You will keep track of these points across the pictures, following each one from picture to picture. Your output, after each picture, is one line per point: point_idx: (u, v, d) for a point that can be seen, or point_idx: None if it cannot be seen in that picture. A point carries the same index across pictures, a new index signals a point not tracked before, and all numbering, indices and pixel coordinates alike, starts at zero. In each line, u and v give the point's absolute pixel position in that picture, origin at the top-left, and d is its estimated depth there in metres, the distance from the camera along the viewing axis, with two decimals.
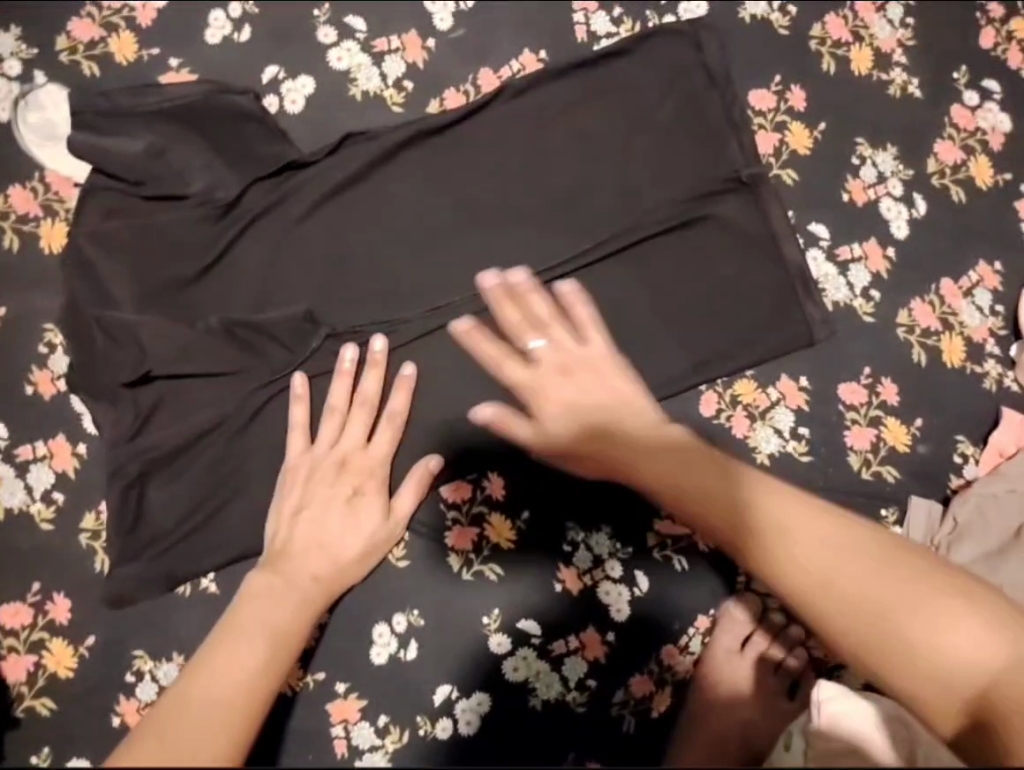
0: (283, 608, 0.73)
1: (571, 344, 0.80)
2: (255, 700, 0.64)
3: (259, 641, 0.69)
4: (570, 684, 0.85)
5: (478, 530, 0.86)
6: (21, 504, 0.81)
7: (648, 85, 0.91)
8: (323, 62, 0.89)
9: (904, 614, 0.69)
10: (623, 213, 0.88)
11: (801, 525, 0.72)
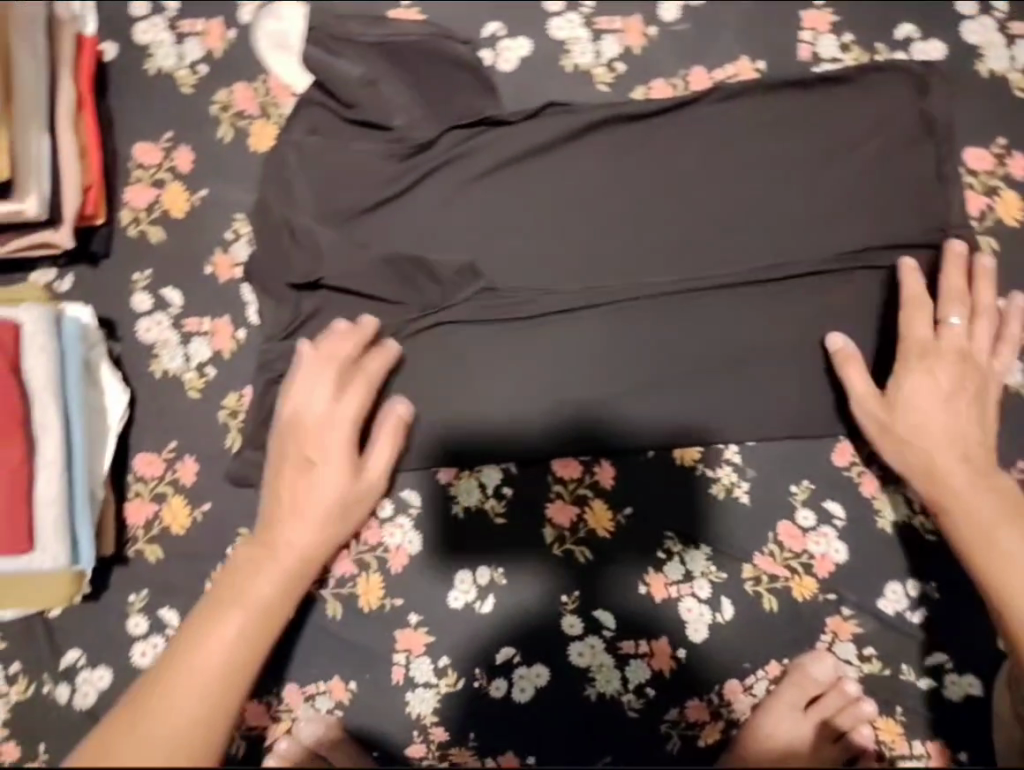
0: (278, 580, 0.78)
1: (923, 307, 0.83)
2: (239, 668, 0.74)
3: (252, 613, 0.76)
4: (629, 686, 0.85)
5: (578, 511, 0.87)
6: (177, 369, 0.88)
7: (864, 118, 0.87)
8: (543, 29, 0.91)
9: (1016, 545, 0.77)
10: (806, 237, 0.86)
11: (950, 441, 0.81)
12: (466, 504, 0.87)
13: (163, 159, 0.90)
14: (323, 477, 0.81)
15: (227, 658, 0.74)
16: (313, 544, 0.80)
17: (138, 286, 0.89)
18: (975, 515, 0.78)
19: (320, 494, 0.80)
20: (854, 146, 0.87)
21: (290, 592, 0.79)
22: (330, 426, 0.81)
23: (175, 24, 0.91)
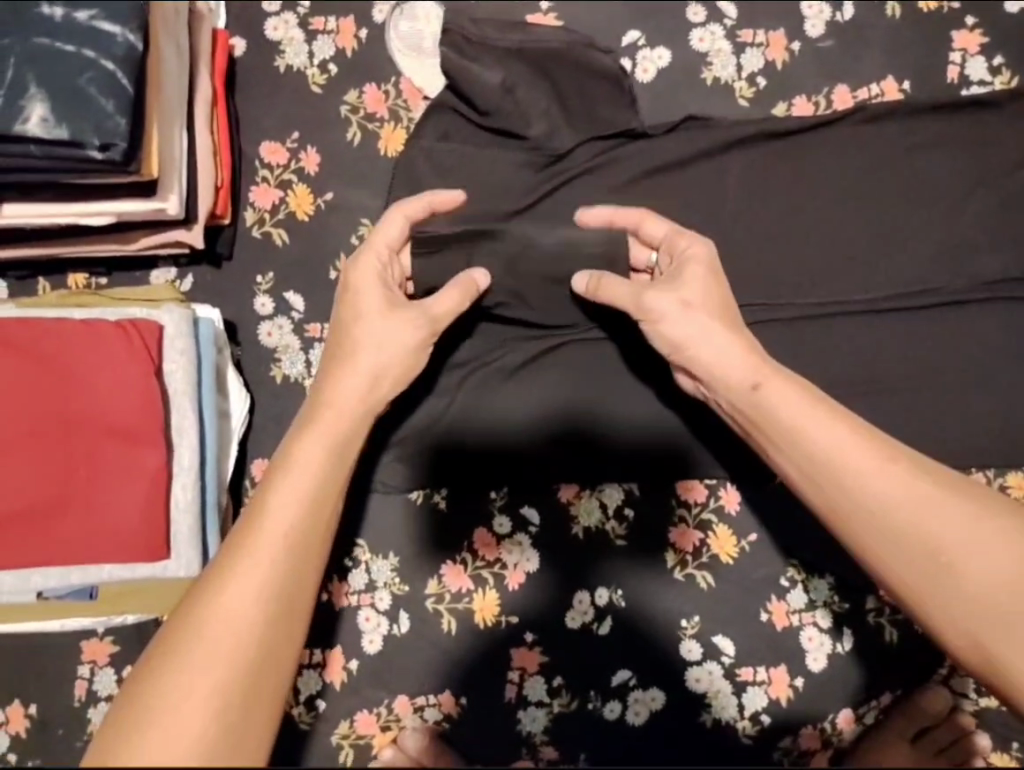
0: (308, 498, 0.60)
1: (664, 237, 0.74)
2: (250, 661, 0.52)
3: (286, 526, 0.57)
4: (744, 713, 0.84)
5: (701, 536, 0.85)
6: (297, 375, 0.87)
7: (1014, 144, 0.85)
8: (685, 40, 0.88)
9: (991, 562, 0.59)
10: (946, 266, 0.84)
11: (885, 485, 0.61)
12: (586, 524, 0.86)
13: (289, 160, 0.88)
14: (345, 383, 0.66)
15: (260, 621, 0.53)
16: (341, 440, 0.63)
17: (260, 290, 0.87)
18: (863, 501, 0.61)
19: (354, 390, 0.66)
20: (1001, 172, 0.84)
21: (329, 480, 0.61)
22: (372, 320, 0.68)
23: (306, 21, 0.90)
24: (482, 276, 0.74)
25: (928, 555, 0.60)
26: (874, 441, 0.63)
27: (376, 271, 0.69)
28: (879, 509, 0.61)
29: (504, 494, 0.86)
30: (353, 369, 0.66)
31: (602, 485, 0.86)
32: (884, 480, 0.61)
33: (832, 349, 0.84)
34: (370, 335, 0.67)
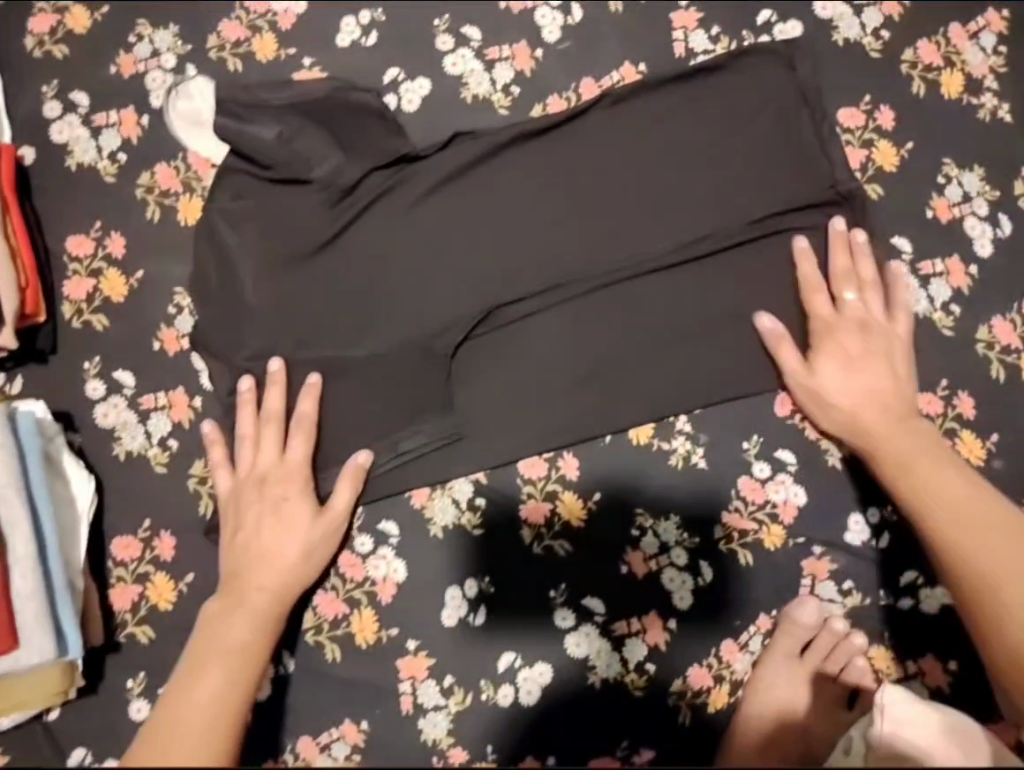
0: (248, 619, 0.80)
1: (817, 288, 0.89)
2: (223, 721, 0.73)
3: (226, 672, 0.76)
4: (629, 666, 0.88)
5: (550, 507, 0.89)
6: (139, 447, 0.90)
7: (743, 97, 0.94)
8: (439, 67, 0.97)
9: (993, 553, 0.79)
10: (711, 215, 0.92)
11: (891, 434, 0.85)
12: (443, 522, 0.89)
13: (96, 249, 0.93)
14: (281, 548, 0.83)
15: (220, 700, 0.74)
16: (289, 573, 0.83)
17: (89, 375, 0.91)
18: (969, 510, 0.81)
19: (284, 546, 0.83)
20: (738, 124, 0.94)
21: (275, 601, 0.81)
22: (292, 482, 0.85)
23: (89, 119, 0.95)
24: (279, 365, 0.88)
25: (972, 528, 0.80)
26: (897, 395, 0.86)
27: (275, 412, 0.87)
28: (965, 512, 0.81)
29: (361, 515, 0.89)
30: (294, 530, 0.84)
31: (449, 481, 0.90)
32: (952, 480, 0.82)
33: (627, 313, 0.91)
34: (296, 493, 0.85)
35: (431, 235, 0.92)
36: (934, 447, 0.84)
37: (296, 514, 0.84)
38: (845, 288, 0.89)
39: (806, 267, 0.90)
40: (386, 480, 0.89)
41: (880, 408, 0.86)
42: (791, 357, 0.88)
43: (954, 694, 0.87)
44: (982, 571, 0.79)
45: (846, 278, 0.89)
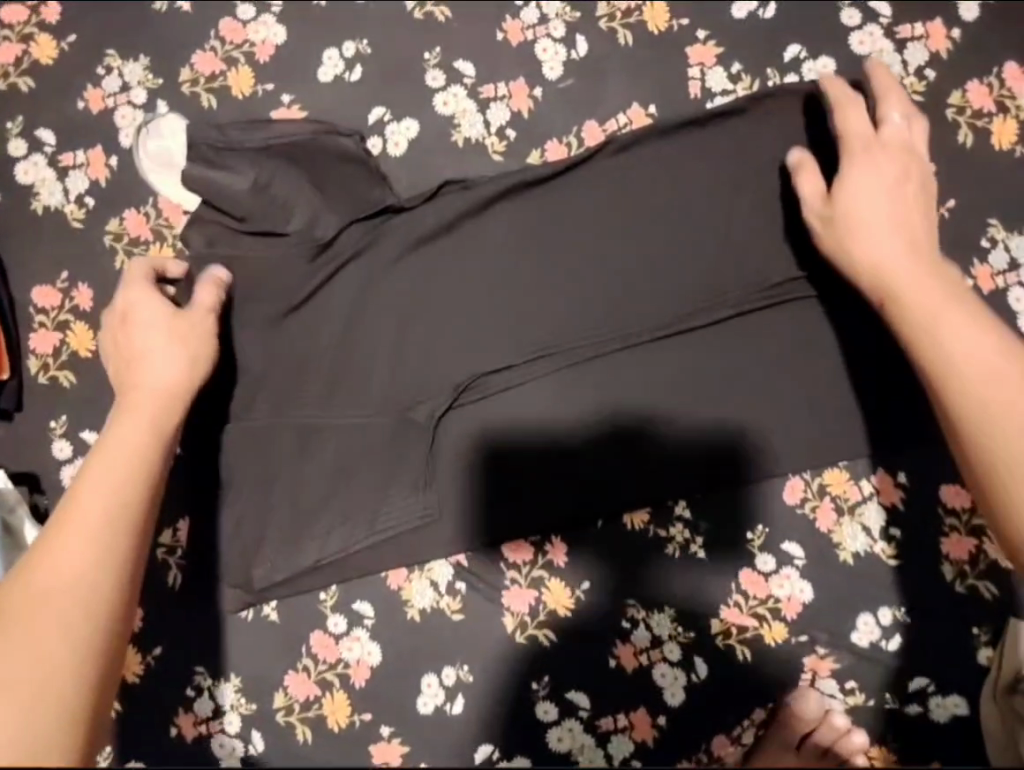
0: (110, 478, 0.69)
1: (864, 140, 0.79)
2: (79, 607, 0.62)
3: (78, 561, 0.64)
4: (614, 763, 0.83)
5: (536, 594, 0.84)
6: None
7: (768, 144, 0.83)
8: (430, 107, 0.89)
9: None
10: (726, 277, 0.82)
11: (919, 283, 0.73)
12: (421, 605, 0.84)
13: (63, 300, 0.88)
14: (143, 383, 0.76)
15: (77, 579, 0.63)
16: (145, 439, 0.73)
17: (55, 434, 0.86)
18: (967, 352, 0.69)
19: (125, 451, 0.71)
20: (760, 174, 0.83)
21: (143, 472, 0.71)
22: (157, 329, 0.78)
23: (55, 159, 0.90)
24: (222, 271, 0.81)
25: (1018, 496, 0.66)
26: (937, 277, 0.74)
27: (145, 292, 0.81)
28: (988, 365, 0.68)
29: (335, 593, 0.85)
30: (146, 366, 0.77)
31: (429, 563, 0.84)
32: (987, 346, 0.69)
33: (629, 386, 0.81)
34: (161, 343, 0.77)
35: (412, 291, 0.83)
36: (961, 304, 0.71)
37: (170, 358, 0.77)
38: (892, 111, 0.81)
39: (840, 121, 0.80)
40: (363, 557, 0.83)
41: (916, 272, 0.73)
42: (813, 206, 0.77)
43: None
44: (989, 406, 0.66)
45: (884, 152, 0.78)
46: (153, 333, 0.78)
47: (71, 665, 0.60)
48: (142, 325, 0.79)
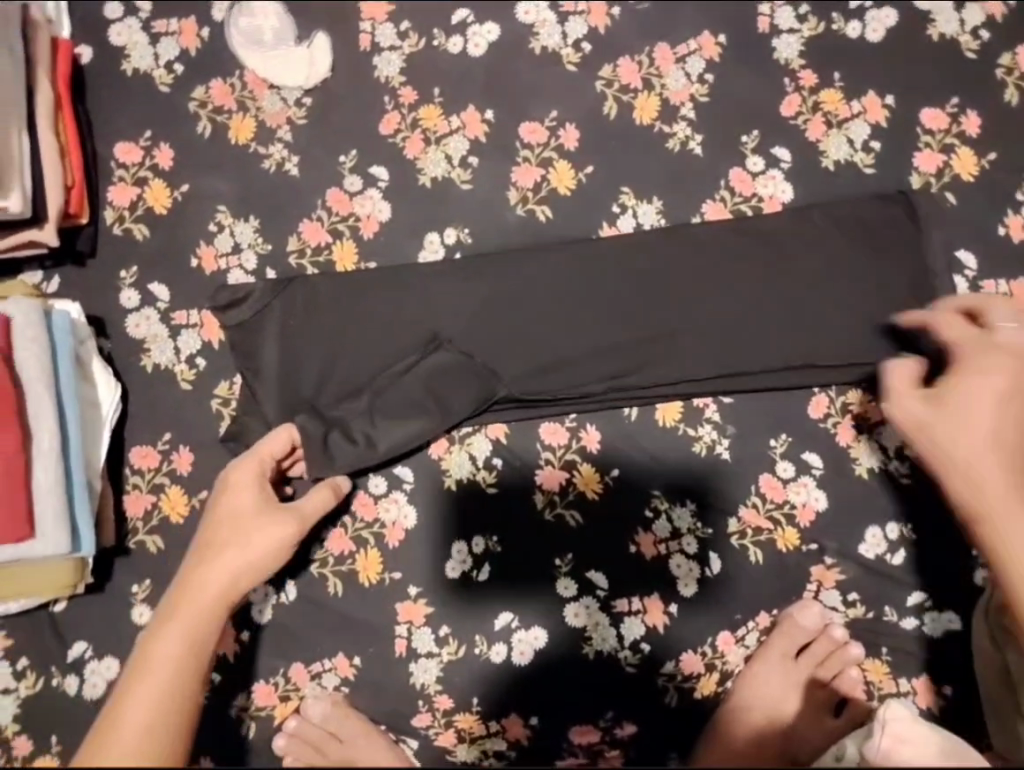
0: (185, 644, 0.70)
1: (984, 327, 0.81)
2: (188, 680, 0.68)
3: (149, 704, 0.66)
4: (625, 643, 0.88)
5: (567, 476, 0.89)
6: (167, 362, 0.89)
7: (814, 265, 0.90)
8: (511, 14, 0.93)
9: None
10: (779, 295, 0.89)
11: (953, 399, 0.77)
12: (458, 476, 0.89)
13: (143, 158, 0.91)
14: (218, 559, 0.74)
15: (175, 670, 0.68)
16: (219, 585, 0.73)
17: (125, 284, 0.90)
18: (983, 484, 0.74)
19: (249, 543, 0.75)
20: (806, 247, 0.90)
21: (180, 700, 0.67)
22: (242, 520, 0.76)
23: (149, 25, 0.93)
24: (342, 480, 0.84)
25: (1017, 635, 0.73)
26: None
27: (254, 477, 0.79)
28: (974, 484, 0.75)
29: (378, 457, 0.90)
30: (218, 565, 0.73)
31: (469, 437, 0.90)
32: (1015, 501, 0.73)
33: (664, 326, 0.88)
34: (235, 548, 0.74)
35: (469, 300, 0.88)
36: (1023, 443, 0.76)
37: (263, 534, 0.75)
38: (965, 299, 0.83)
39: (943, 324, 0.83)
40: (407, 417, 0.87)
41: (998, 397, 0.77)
42: (915, 405, 0.78)
43: (943, 717, 0.87)
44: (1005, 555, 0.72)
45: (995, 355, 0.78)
46: (255, 468, 0.79)
47: (178, 716, 0.67)
48: (247, 511, 0.77)
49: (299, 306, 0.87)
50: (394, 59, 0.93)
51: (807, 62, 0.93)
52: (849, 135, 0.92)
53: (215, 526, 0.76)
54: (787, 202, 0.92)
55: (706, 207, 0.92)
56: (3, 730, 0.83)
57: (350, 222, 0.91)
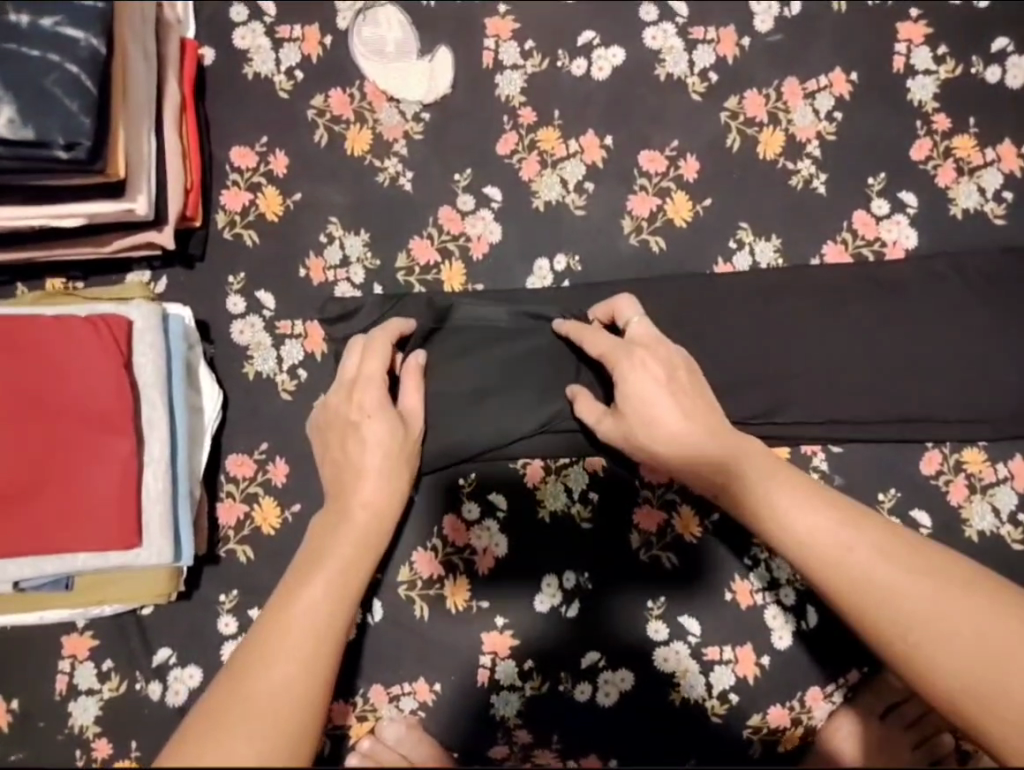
0: (320, 601, 0.67)
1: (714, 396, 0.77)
2: (330, 636, 0.65)
3: (295, 659, 0.62)
4: (712, 692, 0.86)
5: (665, 516, 0.87)
6: (269, 371, 0.88)
7: (938, 319, 0.86)
8: (639, 39, 0.91)
9: (790, 506, 0.69)
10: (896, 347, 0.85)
11: (770, 459, 0.72)
12: (552, 508, 0.87)
13: (258, 163, 0.91)
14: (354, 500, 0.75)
15: (319, 618, 0.66)
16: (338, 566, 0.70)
17: (232, 290, 0.89)
18: (812, 543, 0.67)
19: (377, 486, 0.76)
20: (930, 297, 0.86)
21: (306, 700, 0.60)
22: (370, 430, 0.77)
23: (273, 29, 0.93)
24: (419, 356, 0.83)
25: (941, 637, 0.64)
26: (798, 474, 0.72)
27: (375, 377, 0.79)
28: (842, 560, 0.67)
29: (472, 479, 0.88)
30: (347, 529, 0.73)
31: (566, 467, 0.88)
32: (847, 540, 0.67)
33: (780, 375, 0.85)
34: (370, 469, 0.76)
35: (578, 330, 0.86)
36: (795, 488, 0.70)
37: (367, 491, 0.75)
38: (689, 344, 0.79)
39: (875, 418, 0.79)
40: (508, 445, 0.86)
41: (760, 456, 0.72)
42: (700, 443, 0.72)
43: None
44: (896, 604, 0.65)
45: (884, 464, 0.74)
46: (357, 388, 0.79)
47: (323, 665, 0.63)
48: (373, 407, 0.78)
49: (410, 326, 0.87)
50: (515, 78, 0.91)
51: (941, 105, 0.90)
52: (980, 183, 0.89)
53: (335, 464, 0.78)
54: (911, 249, 0.88)
55: (826, 248, 0.89)
56: (83, 731, 0.83)
57: (460, 241, 0.90)
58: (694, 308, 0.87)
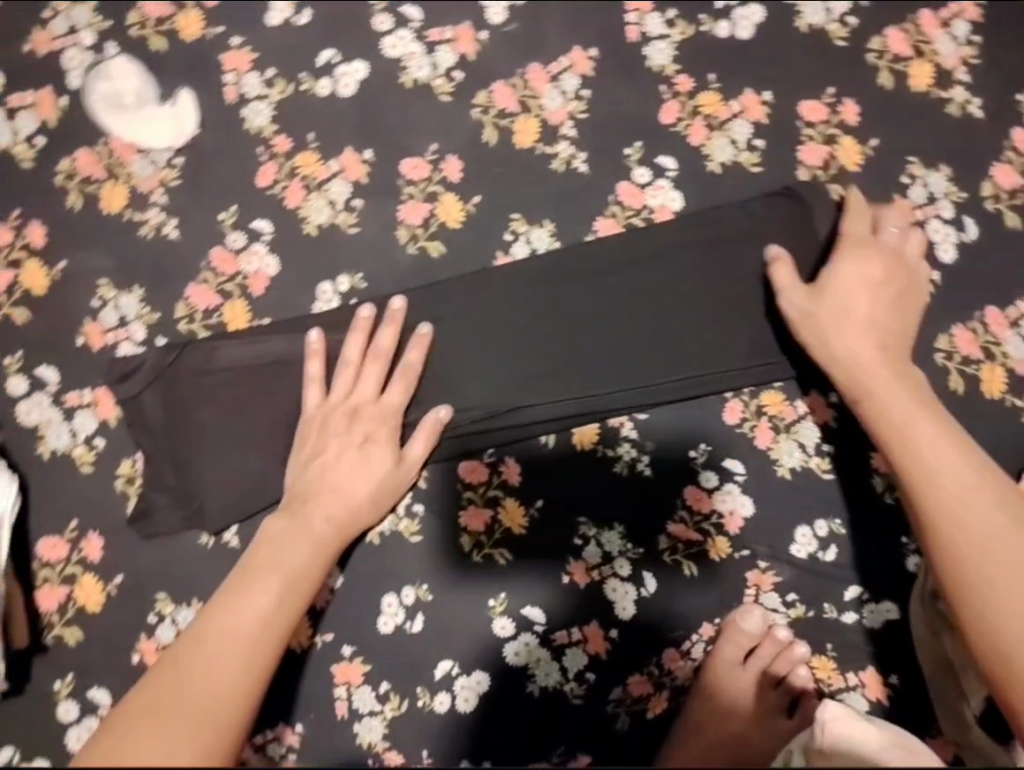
0: (266, 604, 0.72)
1: (854, 250, 0.85)
2: (269, 635, 0.70)
3: (230, 653, 0.67)
4: (569, 675, 0.87)
5: (491, 514, 0.88)
6: (65, 446, 0.86)
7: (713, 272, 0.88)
8: (378, 50, 0.91)
9: (906, 428, 0.77)
10: (675, 308, 0.88)
11: (912, 414, 0.78)
12: (380, 529, 0.88)
13: (15, 238, 0.88)
14: (323, 507, 0.80)
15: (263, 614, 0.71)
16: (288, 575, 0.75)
17: (11, 371, 0.87)
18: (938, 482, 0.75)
19: (329, 506, 0.81)
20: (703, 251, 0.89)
21: (241, 682, 0.66)
22: (354, 464, 0.82)
23: (4, 100, 0.90)
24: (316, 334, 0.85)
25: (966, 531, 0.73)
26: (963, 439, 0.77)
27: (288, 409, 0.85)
28: (959, 514, 0.74)
29: None
30: (305, 534, 0.78)
31: None
32: (967, 505, 0.74)
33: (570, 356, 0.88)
34: (317, 491, 0.81)
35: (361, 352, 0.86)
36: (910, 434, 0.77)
37: (323, 513, 0.80)
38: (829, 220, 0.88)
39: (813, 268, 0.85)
40: None
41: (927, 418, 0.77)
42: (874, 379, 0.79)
43: (892, 710, 0.87)
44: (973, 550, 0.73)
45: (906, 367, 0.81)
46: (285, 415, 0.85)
47: (261, 656, 0.69)
48: (328, 429, 0.83)
49: (197, 373, 0.85)
50: (262, 108, 0.90)
51: (682, 67, 0.92)
52: (732, 137, 0.91)
53: (312, 497, 0.81)
54: (677, 210, 0.90)
55: (598, 224, 0.90)
56: None
57: (238, 281, 0.89)
58: (478, 306, 0.88)
